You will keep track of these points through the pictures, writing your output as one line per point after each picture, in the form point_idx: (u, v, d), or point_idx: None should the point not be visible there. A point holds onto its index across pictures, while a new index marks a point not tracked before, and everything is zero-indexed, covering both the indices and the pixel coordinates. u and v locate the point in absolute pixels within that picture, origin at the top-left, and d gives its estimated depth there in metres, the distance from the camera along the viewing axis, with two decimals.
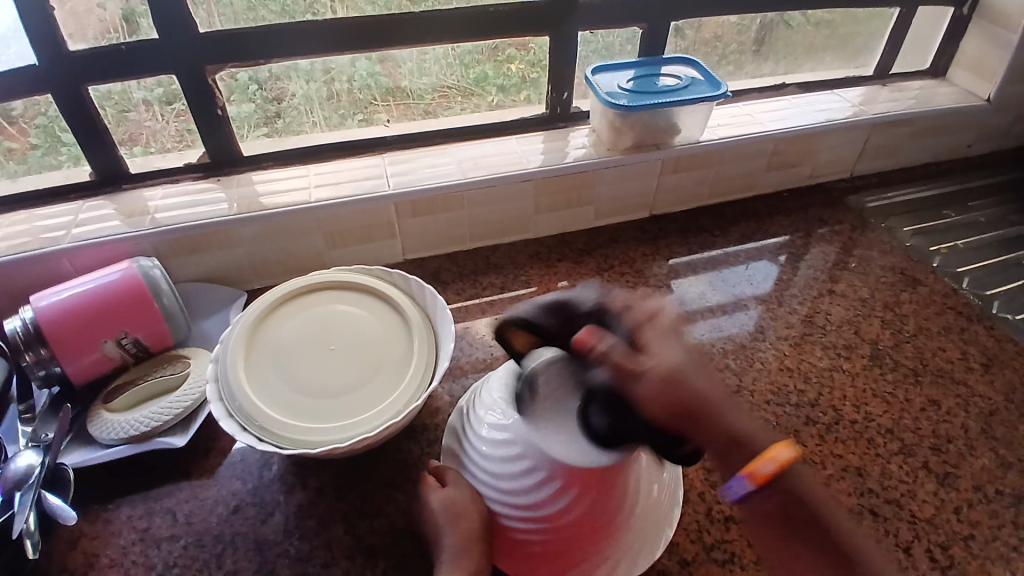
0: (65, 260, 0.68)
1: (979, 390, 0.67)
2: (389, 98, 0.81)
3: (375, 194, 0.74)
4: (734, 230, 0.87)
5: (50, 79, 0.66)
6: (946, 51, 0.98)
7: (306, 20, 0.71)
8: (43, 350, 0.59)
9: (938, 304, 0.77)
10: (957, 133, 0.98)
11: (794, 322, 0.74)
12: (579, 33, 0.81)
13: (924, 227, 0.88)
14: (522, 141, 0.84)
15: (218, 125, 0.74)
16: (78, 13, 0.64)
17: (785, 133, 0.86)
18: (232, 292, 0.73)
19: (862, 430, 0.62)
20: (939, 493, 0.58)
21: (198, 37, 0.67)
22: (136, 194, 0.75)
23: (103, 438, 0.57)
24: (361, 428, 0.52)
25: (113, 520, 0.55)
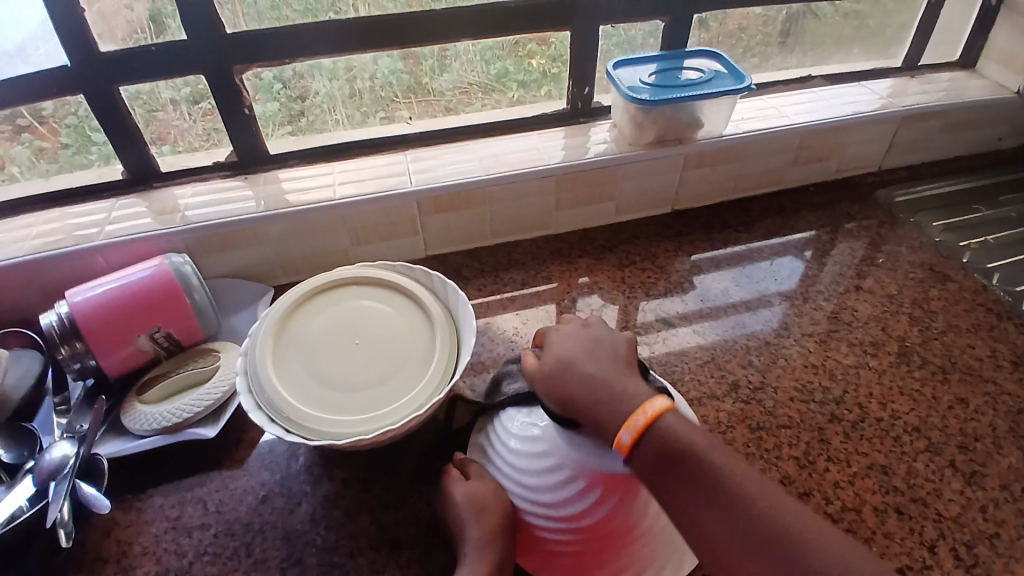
0: (99, 256, 0.70)
1: (1009, 388, 0.65)
2: (411, 95, 0.82)
3: (397, 191, 0.74)
4: (758, 225, 0.86)
5: (82, 80, 0.68)
6: (978, 41, 0.96)
7: (328, 19, 0.72)
8: (78, 344, 0.61)
9: (968, 300, 0.75)
10: (989, 125, 0.95)
11: (819, 319, 0.73)
12: (601, 28, 0.80)
13: (954, 222, 0.86)
14: (543, 137, 0.84)
15: (245, 124, 0.76)
16: (107, 14, 0.66)
17: (810, 126, 0.84)
18: (260, 287, 0.75)
19: (887, 428, 0.61)
20: (965, 492, 0.57)
21: (223, 37, 0.69)
22: (166, 192, 0.77)
23: (136, 429, 0.59)
24: (384, 421, 0.53)
25: (146, 508, 0.57)
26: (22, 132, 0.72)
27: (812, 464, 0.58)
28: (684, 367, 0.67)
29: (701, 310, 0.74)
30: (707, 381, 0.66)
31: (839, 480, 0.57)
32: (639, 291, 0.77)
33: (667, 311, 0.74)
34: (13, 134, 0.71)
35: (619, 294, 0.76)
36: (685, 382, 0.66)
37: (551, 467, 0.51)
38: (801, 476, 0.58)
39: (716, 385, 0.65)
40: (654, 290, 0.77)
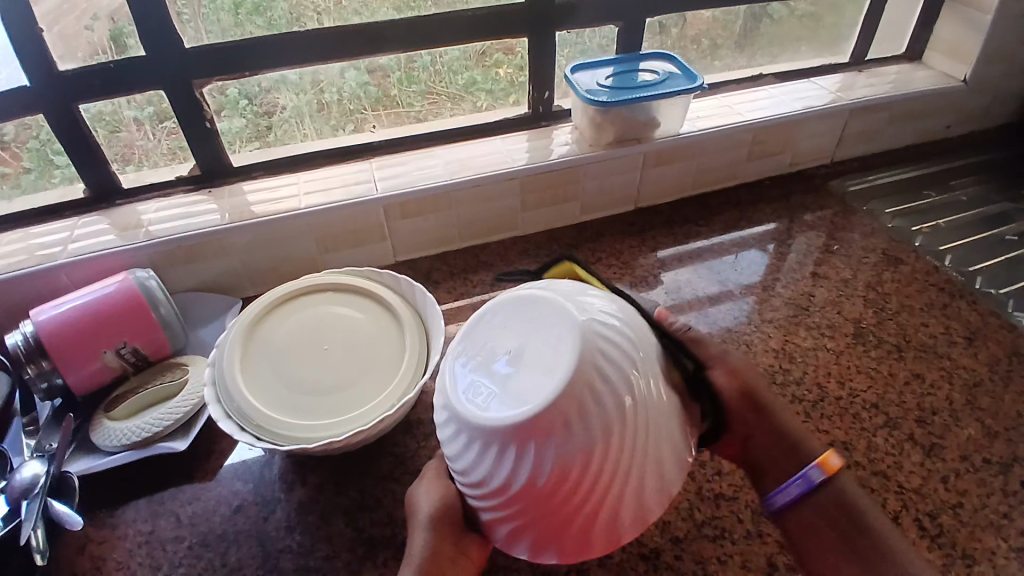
0: (63, 274, 0.70)
1: (963, 363, 0.68)
2: (379, 106, 0.83)
3: (364, 198, 0.75)
4: (718, 219, 0.88)
5: (40, 100, 0.68)
6: (921, 35, 1.00)
7: (292, 33, 0.72)
8: (45, 361, 0.61)
9: (921, 281, 0.78)
10: (935, 115, 0.99)
11: (779, 305, 0.75)
12: (558, 33, 0.82)
13: (905, 208, 0.90)
14: (507, 141, 0.85)
15: (208, 138, 0.76)
16: (67, 36, 0.66)
17: (764, 122, 0.87)
18: (227, 299, 0.75)
19: (847, 406, 0.64)
20: (925, 464, 0.59)
21: (186, 53, 0.69)
22: (130, 208, 0.76)
23: (106, 445, 0.58)
24: (356, 423, 0.53)
25: (118, 524, 0.56)
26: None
27: None
28: None
29: (667, 304, 0.76)
30: None
31: None
32: None
33: None
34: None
35: None
36: None
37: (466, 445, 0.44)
38: None
39: None
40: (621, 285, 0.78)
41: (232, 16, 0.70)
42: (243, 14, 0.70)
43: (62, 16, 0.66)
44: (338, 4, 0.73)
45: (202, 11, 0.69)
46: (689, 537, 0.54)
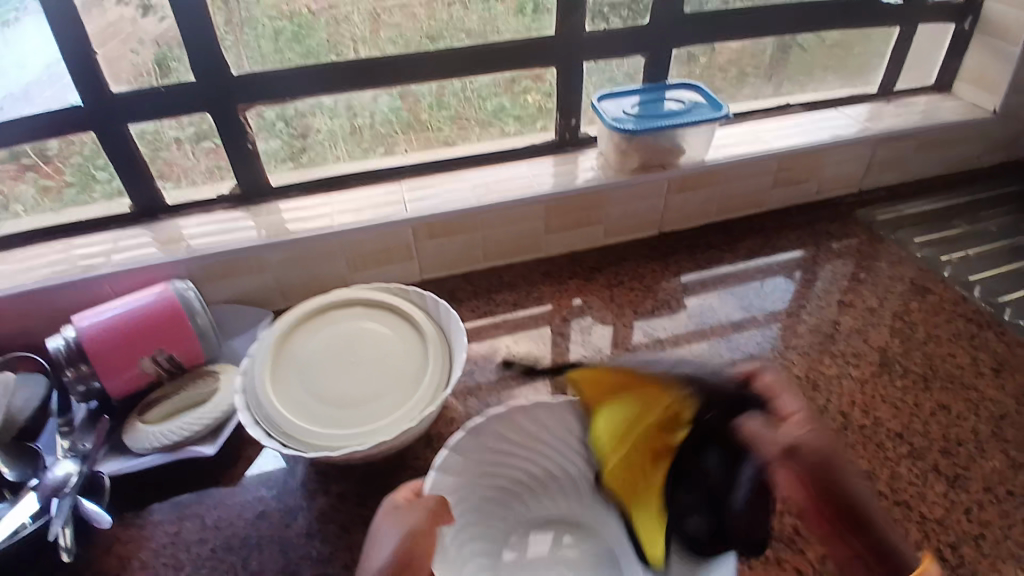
0: (106, 285, 0.73)
1: (990, 394, 0.67)
2: (410, 131, 0.86)
3: (394, 218, 0.78)
4: (741, 246, 0.89)
5: (94, 119, 0.72)
6: (950, 66, 1.00)
7: (329, 61, 0.76)
8: (84, 366, 0.64)
9: (948, 311, 0.77)
10: (964, 145, 0.99)
11: (803, 333, 0.75)
12: (584, 64, 0.85)
13: (933, 238, 0.89)
14: (533, 166, 0.87)
15: (248, 159, 0.79)
16: (112, 58, 0.70)
17: (788, 150, 0.88)
18: (260, 312, 0.77)
19: (870, 435, 0.63)
20: (949, 495, 0.58)
21: (228, 78, 0.73)
22: (172, 223, 0.80)
23: (139, 448, 0.61)
24: (378, 434, 0.55)
25: (146, 524, 0.58)
26: (27, 171, 0.75)
27: None
28: None
29: (689, 329, 0.76)
30: None
31: None
32: (627, 310, 0.79)
33: (655, 329, 0.76)
34: (19, 172, 0.75)
35: (608, 313, 0.79)
36: None
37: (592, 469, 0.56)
38: None
39: None
40: (642, 309, 0.79)
41: (272, 43, 0.74)
42: (283, 42, 0.75)
43: (108, 39, 0.69)
44: (373, 34, 0.77)
45: (245, 38, 0.73)
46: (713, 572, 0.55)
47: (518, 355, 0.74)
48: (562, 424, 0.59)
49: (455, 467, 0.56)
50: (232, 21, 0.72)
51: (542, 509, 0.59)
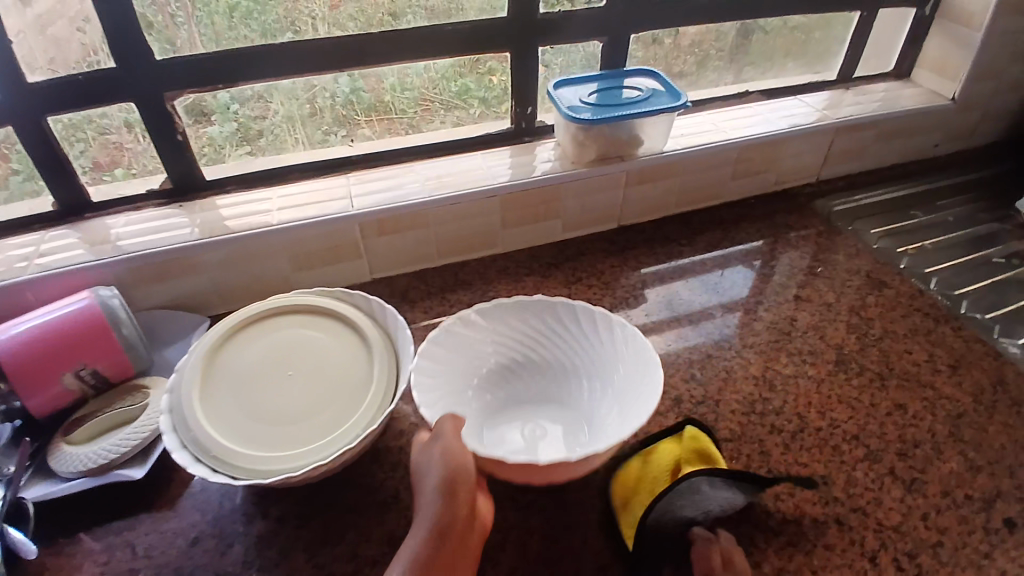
0: (28, 290, 0.67)
1: (946, 393, 0.67)
2: (372, 113, 0.81)
3: (340, 215, 0.73)
4: (701, 239, 0.87)
5: (9, 112, 0.66)
6: (909, 53, 0.99)
7: (286, 38, 0.71)
8: (2, 385, 0.59)
9: (904, 306, 0.77)
10: (922, 133, 0.98)
11: (762, 330, 0.74)
12: (539, 49, 0.81)
13: (891, 229, 0.88)
14: (488, 157, 0.84)
15: (179, 151, 0.74)
16: (60, 39, 0.65)
17: (748, 141, 0.86)
18: (196, 317, 0.73)
19: (827, 438, 0.62)
20: (905, 500, 0.58)
21: (159, 65, 0.68)
22: (100, 222, 0.74)
23: (64, 471, 0.57)
24: (317, 453, 0.51)
25: (72, 555, 0.54)
26: None
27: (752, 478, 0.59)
28: None
29: (647, 325, 0.74)
30: None
31: (781, 493, 0.58)
32: None
33: None
34: None
35: None
36: None
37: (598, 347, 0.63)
38: None
39: (661, 402, 0.65)
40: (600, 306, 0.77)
41: (225, 19, 0.69)
42: (237, 18, 0.69)
43: (54, 18, 0.64)
44: (333, 9, 0.72)
45: (196, 14, 0.68)
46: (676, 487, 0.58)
47: None
48: (511, 320, 0.65)
49: (446, 354, 0.61)
50: None
51: (524, 386, 0.65)
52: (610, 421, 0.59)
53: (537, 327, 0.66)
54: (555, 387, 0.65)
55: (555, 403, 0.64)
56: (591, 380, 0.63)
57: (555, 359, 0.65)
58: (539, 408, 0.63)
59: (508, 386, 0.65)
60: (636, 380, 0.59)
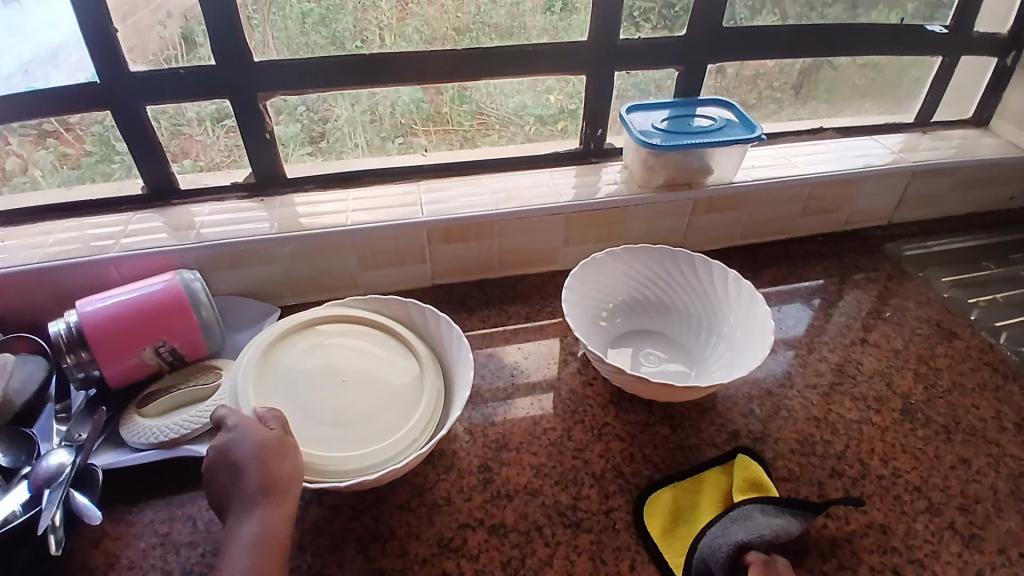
0: (112, 268, 0.71)
1: (1012, 451, 0.64)
2: (430, 123, 0.83)
3: (408, 220, 0.76)
4: (764, 272, 0.86)
5: (107, 98, 0.70)
6: (991, 100, 0.97)
7: (355, 48, 0.74)
8: (83, 353, 0.62)
9: (974, 359, 0.74)
10: (1001, 184, 0.96)
11: (823, 370, 0.72)
12: (615, 72, 0.82)
13: (962, 279, 0.86)
14: (555, 175, 0.85)
15: (264, 148, 0.78)
16: (140, 28, 0.68)
17: (820, 178, 0.85)
18: (266, 307, 0.76)
19: (888, 485, 0.61)
20: (963, 555, 0.56)
21: (248, 66, 0.71)
22: (185, 208, 0.78)
23: (134, 442, 0.59)
24: (379, 457, 0.54)
25: (136, 522, 0.57)
26: (48, 137, 0.73)
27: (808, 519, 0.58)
28: (684, 409, 0.66)
29: None
30: (705, 428, 0.65)
31: (837, 538, 0.56)
32: None
33: None
34: (39, 138, 0.73)
35: None
36: (683, 426, 0.65)
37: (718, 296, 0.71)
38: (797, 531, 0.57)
39: (715, 433, 0.64)
40: None
41: (298, 26, 0.71)
42: (309, 24, 0.72)
43: (137, 9, 0.67)
44: (400, 21, 0.74)
45: (272, 19, 0.70)
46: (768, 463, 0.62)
47: (525, 371, 0.71)
48: (635, 264, 0.74)
49: (581, 289, 0.71)
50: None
51: (643, 324, 0.75)
52: (721, 361, 0.68)
53: (657, 274, 0.74)
54: (665, 326, 0.74)
55: (665, 338, 0.73)
56: (692, 323, 0.73)
57: (670, 301, 0.74)
58: (646, 341, 0.73)
59: (624, 319, 0.74)
60: (739, 332, 0.68)
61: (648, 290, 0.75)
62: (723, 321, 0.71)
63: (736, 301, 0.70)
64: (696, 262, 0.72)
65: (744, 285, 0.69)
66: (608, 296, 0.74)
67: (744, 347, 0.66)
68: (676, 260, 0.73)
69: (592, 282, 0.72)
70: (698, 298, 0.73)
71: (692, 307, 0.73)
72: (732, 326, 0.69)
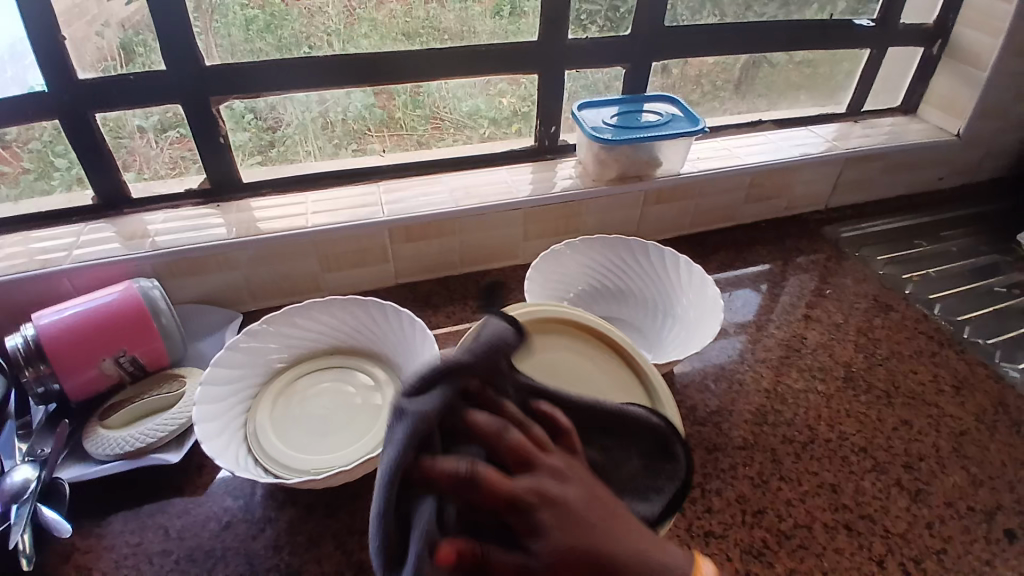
0: (65, 280, 0.70)
1: (949, 411, 0.70)
2: (384, 129, 0.84)
3: (370, 220, 0.77)
4: (715, 258, 0.90)
5: (52, 107, 0.69)
6: (917, 89, 1.04)
7: (302, 54, 0.74)
8: (42, 366, 0.61)
9: (911, 328, 0.80)
10: (928, 167, 1.03)
11: (773, 346, 0.76)
12: (566, 71, 0.85)
13: (897, 256, 0.92)
14: (512, 172, 0.87)
15: (220, 153, 0.77)
16: (77, 41, 0.67)
17: (761, 166, 0.90)
18: (227, 313, 0.76)
19: (836, 449, 0.65)
20: (910, 509, 0.60)
21: (200, 71, 0.71)
22: (138, 217, 0.77)
23: (98, 454, 0.58)
24: (339, 461, 0.57)
25: (105, 534, 0.56)
26: None
27: (767, 484, 0.61)
28: None
29: None
30: None
31: (792, 499, 0.60)
32: None
33: None
34: None
35: None
36: None
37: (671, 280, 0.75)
38: (756, 495, 0.60)
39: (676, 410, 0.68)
40: None
41: (242, 32, 0.71)
42: (253, 31, 0.72)
43: (75, 20, 0.66)
44: (348, 26, 0.75)
45: (214, 26, 0.70)
46: (720, 437, 0.65)
47: None
48: (592, 254, 0.77)
49: (542, 281, 0.73)
50: (201, 7, 0.69)
51: (602, 311, 0.77)
52: (676, 340, 0.71)
53: (612, 264, 0.77)
54: (622, 312, 0.77)
55: (625, 324, 0.76)
56: (648, 307, 0.76)
57: (626, 288, 0.77)
58: (606, 328, 0.76)
59: (584, 308, 0.77)
60: (692, 313, 0.72)
61: (605, 279, 0.77)
62: (676, 304, 0.74)
63: (687, 283, 0.74)
64: (647, 249, 0.76)
65: (694, 268, 0.73)
66: (569, 287, 0.76)
67: (698, 326, 0.69)
68: (629, 249, 0.77)
69: (551, 273, 0.75)
70: (652, 283, 0.76)
71: (647, 292, 0.77)
72: (685, 307, 0.73)
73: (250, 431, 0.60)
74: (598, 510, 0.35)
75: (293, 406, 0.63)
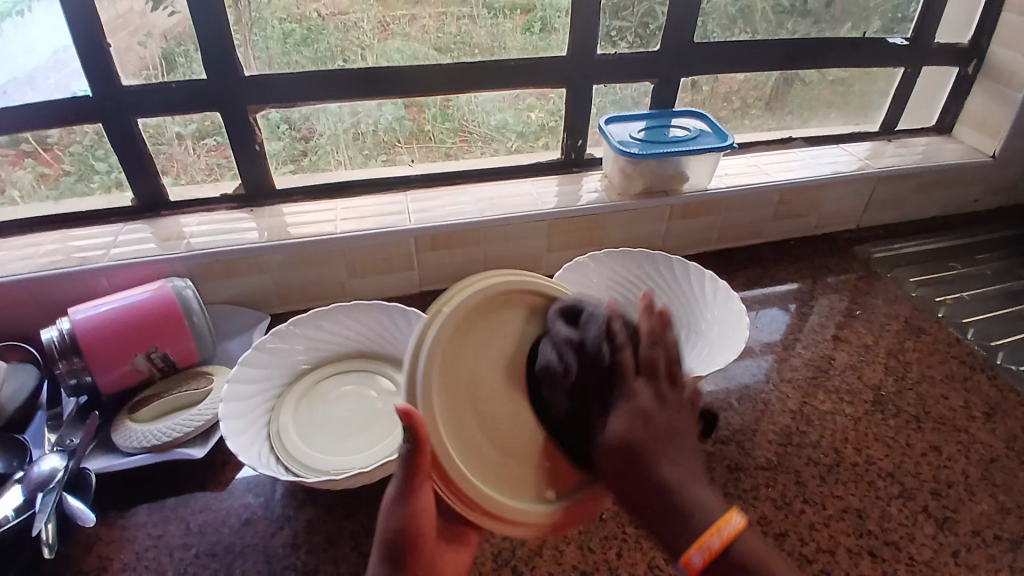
0: (103, 278, 0.72)
1: (981, 437, 0.68)
2: (413, 140, 0.85)
3: (396, 228, 0.78)
4: (740, 275, 0.89)
5: (97, 111, 0.72)
6: (952, 109, 1.02)
7: (338, 66, 0.76)
8: (77, 360, 0.63)
9: (942, 352, 0.78)
10: (962, 188, 1.00)
11: (799, 365, 0.75)
12: (593, 86, 0.86)
13: (930, 278, 0.90)
14: (538, 184, 0.88)
15: (254, 159, 0.80)
16: (122, 49, 0.70)
17: (789, 184, 0.89)
18: (255, 315, 0.77)
19: (862, 472, 0.63)
20: (937, 537, 0.58)
21: (240, 81, 0.73)
22: (172, 220, 0.79)
23: (126, 446, 0.60)
24: (358, 463, 0.58)
25: (129, 525, 0.58)
26: (28, 157, 0.74)
27: (788, 507, 0.60)
28: None
29: None
30: None
31: (814, 523, 0.59)
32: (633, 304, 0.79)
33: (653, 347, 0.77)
34: (19, 157, 0.74)
35: None
36: None
37: (699, 296, 0.74)
38: (778, 517, 0.59)
39: None
40: None
41: (280, 45, 0.74)
42: (291, 44, 0.74)
43: (116, 30, 0.69)
44: (384, 40, 0.77)
45: (254, 38, 0.73)
46: (742, 460, 0.64)
47: None
48: (615, 267, 0.77)
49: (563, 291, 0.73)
50: (241, 20, 0.71)
51: None
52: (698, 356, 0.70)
53: (635, 277, 0.77)
54: None
55: None
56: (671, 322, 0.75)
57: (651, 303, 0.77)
58: None
59: None
60: (716, 329, 0.71)
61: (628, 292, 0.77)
62: (700, 321, 0.73)
63: (712, 300, 0.73)
64: (671, 264, 0.76)
65: (722, 285, 0.72)
66: None
67: (724, 344, 0.68)
68: (653, 263, 0.77)
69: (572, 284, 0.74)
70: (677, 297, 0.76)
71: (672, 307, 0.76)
72: (711, 322, 0.72)
73: (274, 429, 0.61)
74: (642, 428, 0.43)
75: (316, 406, 0.64)
